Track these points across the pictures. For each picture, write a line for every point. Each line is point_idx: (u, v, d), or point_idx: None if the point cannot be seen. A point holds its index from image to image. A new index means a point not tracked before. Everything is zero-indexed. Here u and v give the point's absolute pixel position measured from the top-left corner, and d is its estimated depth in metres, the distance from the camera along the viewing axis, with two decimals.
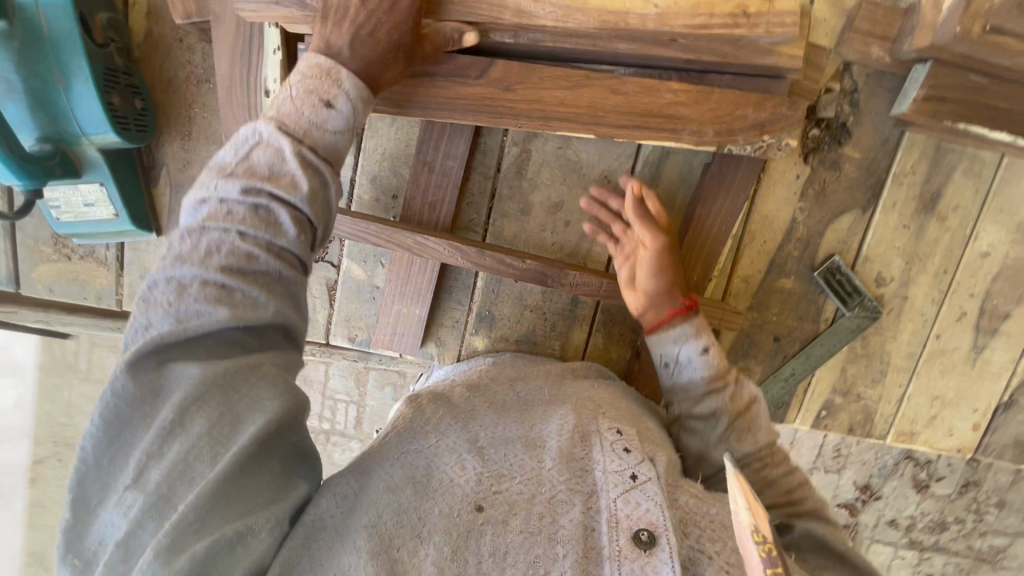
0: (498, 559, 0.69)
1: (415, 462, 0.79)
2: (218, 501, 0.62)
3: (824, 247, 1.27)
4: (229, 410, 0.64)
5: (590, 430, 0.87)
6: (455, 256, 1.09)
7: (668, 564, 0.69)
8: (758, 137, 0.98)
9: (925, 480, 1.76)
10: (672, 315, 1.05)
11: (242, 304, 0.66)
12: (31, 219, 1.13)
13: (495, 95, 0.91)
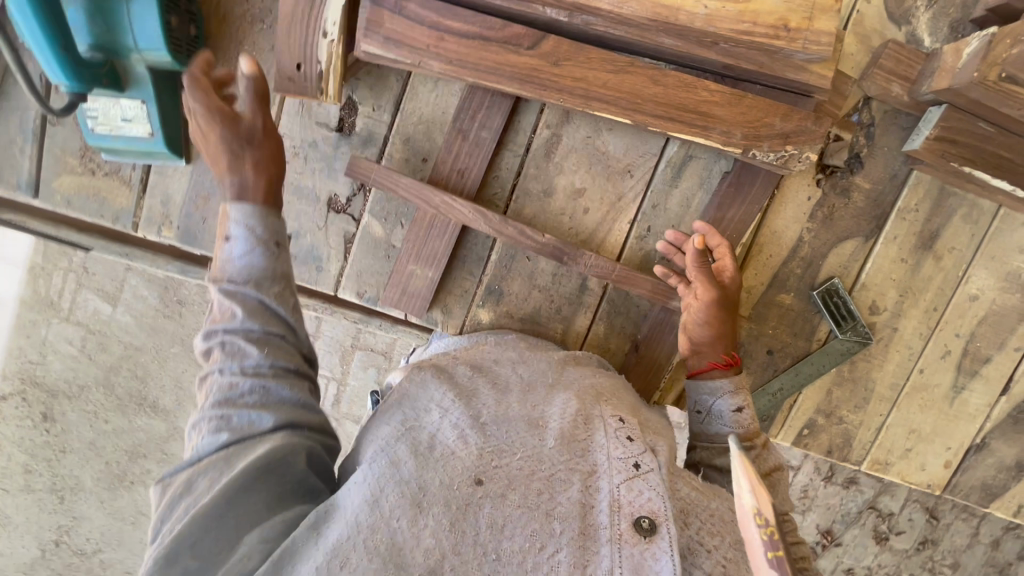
0: (496, 530, 0.73)
1: (418, 435, 0.83)
2: (217, 522, 0.75)
3: (825, 269, 1.32)
4: (228, 454, 0.81)
5: (592, 414, 0.93)
6: (478, 220, 1.15)
7: (668, 552, 0.72)
8: (782, 147, 1.03)
9: (885, 532, 1.91)
10: (711, 368, 1.14)
11: (242, 429, 0.82)
12: (64, 128, 1.14)
13: (543, 68, 0.95)
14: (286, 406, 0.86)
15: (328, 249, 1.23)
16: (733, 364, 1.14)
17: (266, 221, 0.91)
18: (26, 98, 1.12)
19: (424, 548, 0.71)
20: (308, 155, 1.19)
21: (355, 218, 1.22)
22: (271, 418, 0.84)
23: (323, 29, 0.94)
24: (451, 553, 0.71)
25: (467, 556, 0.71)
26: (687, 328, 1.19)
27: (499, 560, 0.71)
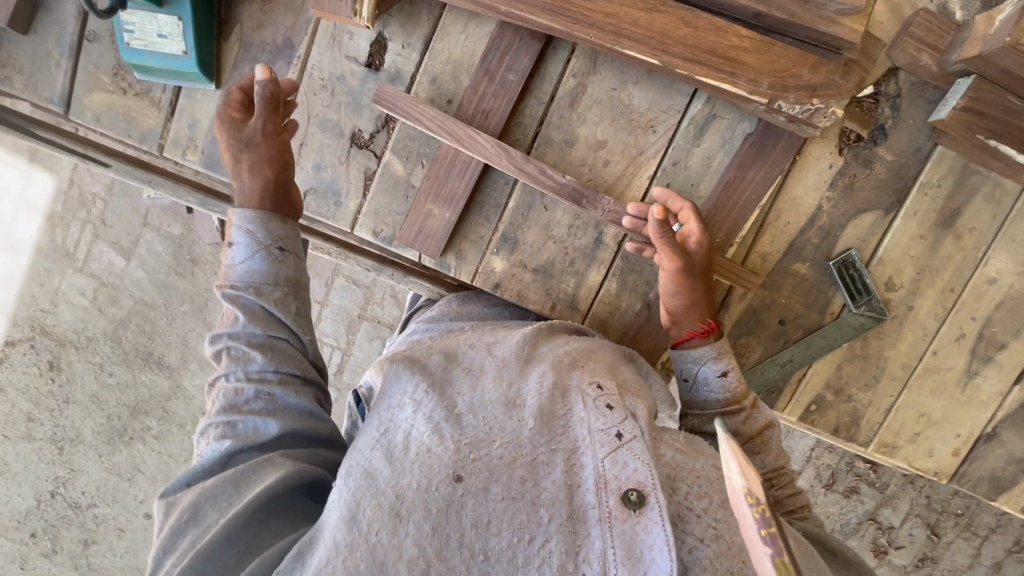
0: (481, 528, 0.77)
1: (393, 432, 0.87)
2: (219, 549, 0.82)
3: (842, 240, 1.31)
4: (234, 482, 0.87)
5: (569, 386, 0.93)
6: (499, 155, 1.16)
7: (659, 522, 0.76)
8: (808, 99, 1.03)
9: (884, 546, 2.10)
10: (690, 337, 1.15)
11: (246, 435, 0.91)
12: (100, 45, 1.16)
13: (576, 1, 0.97)
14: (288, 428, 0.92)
15: (347, 184, 1.24)
16: (711, 330, 1.14)
17: (267, 226, 1.01)
18: (67, 12, 1.14)
19: (411, 555, 0.75)
20: (335, 88, 1.20)
21: (376, 154, 1.23)
22: (273, 428, 0.91)
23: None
24: (438, 556, 0.75)
25: (452, 558, 0.75)
26: (665, 300, 1.20)
27: (486, 559, 0.75)
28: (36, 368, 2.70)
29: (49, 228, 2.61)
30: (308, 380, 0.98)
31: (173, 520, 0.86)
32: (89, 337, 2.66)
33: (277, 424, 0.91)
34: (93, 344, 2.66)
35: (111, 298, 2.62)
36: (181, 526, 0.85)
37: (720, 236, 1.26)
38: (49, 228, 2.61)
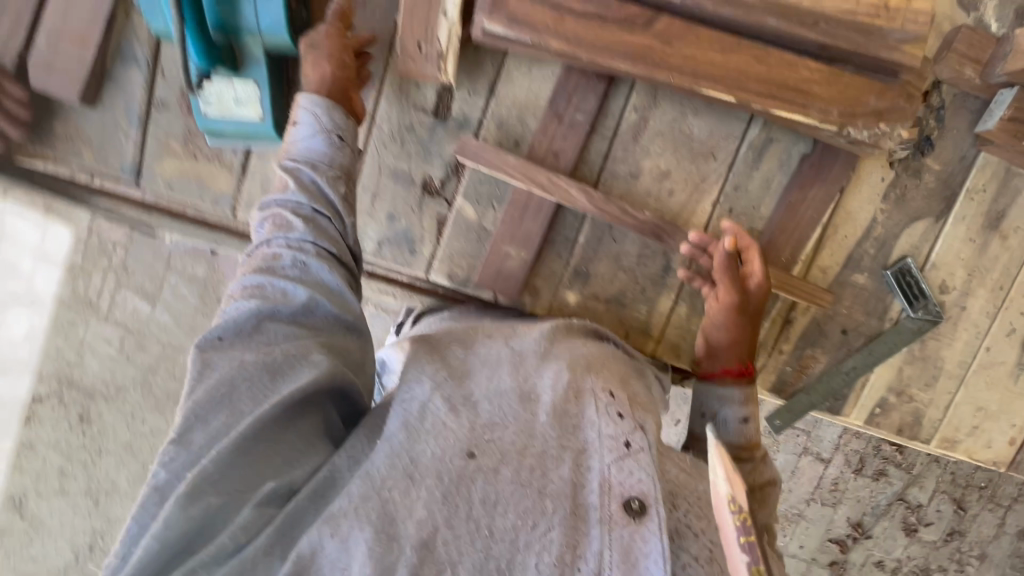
0: (489, 506, 0.79)
1: (408, 401, 0.89)
2: (240, 457, 0.79)
3: (898, 249, 1.36)
4: (266, 374, 0.84)
5: (585, 387, 0.97)
6: (583, 199, 1.19)
7: (657, 535, 0.74)
8: (876, 124, 1.07)
9: (914, 524, 2.13)
10: (724, 374, 1.20)
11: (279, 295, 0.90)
12: (169, 113, 1.15)
13: (656, 47, 0.98)
14: (319, 321, 0.93)
15: (422, 232, 1.26)
16: (747, 373, 1.21)
17: (332, 112, 1.01)
18: (135, 82, 1.13)
19: (416, 519, 0.77)
20: (405, 138, 1.21)
21: (447, 200, 1.25)
22: (315, 304, 0.91)
23: (442, 9, 0.96)
24: (441, 528, 0.77)
25: (458, 530, 0.77)
26: (709, 331, 1.24)
27: (492, 537, 0.77)
28: (49, 434, 2.33)
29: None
30: (343, 263, 0.98)
31: (199, 394, 0.80)
32: (119, 387, 2.25)
33: (315, 302, 0.90)
34: (122, 394, 2.25)
35: (139, 344, 2.22)
36: (206, 397, 0.80)
37: (785, 255, 1.30)
38: (69, 281, 2.20)
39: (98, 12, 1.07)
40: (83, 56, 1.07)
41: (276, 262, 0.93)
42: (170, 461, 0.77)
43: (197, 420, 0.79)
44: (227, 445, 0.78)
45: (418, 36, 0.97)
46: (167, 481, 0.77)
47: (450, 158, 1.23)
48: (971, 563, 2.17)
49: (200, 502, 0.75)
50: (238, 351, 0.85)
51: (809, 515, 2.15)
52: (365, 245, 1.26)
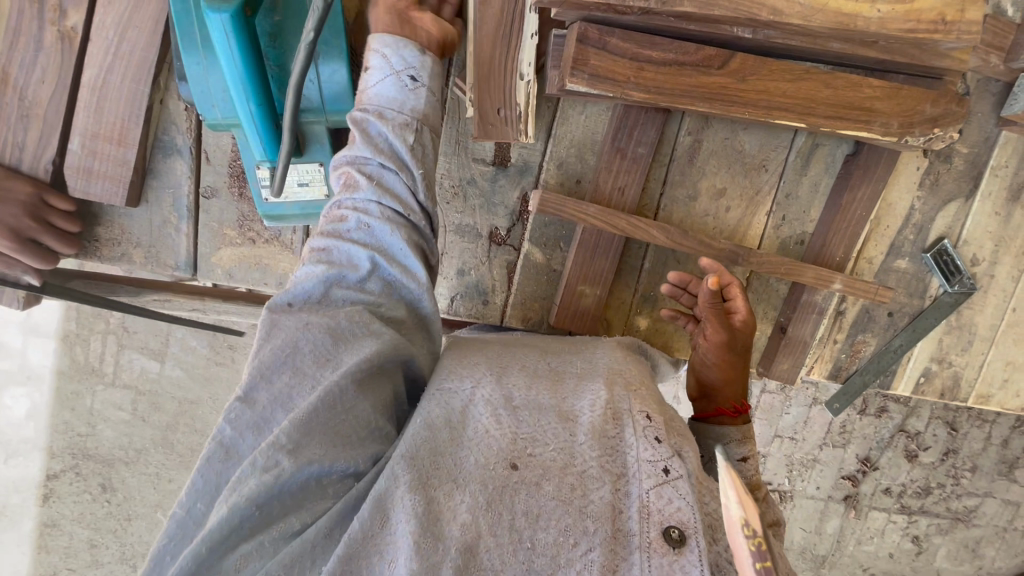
0: (531, 519, 0.71)
1: (452, 403, 0.84)
2: (314, 431, 0.71)
3: (934, 231, 1.44)
4: (343, 339, 0.79)
5: (622, 410, 0.86)
6: (662, 235, 1.17)
7: (699, 566, 0.66)
8: (931, 130, 1.11)
9: (914, 450, 2.12)
10: (719, 414, 1.13)
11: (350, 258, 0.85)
12: (219, 200, 1.10)
13: (731, 85, 0.99)
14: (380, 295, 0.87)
15: (493, 282, 1.25)
16: (741, 413, 1.14)
17: (402, 52, 0.94)
18: (180, 172, 1.08)
19: (460, 523, 0.69)
20: (468, 192, 1.20)
21: (514, 246, 1.24)
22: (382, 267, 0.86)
23: (518, 72, 1.01)
24: (485, 535, 0.69)
25: (500, 539, 0.69)
26: (698, 369, 1.19)
27: (532, 549, 0.69)
28: (86, 495, 2.18)
29: (66, 349, 2.07)
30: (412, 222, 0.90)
31: (266, 353, 0.75)
32: (138, 450, 2.14)
33: (379, 266, 0.85)
34: (143, 456, 2.14)
35: (152, 404, 2.11)
36: (276, 358, 0.76)
37: (839, 255, 1.31)
38: (66, 347, 2.07)
39: (134, 108, 1.00)
40: (123, 155, 1.01)
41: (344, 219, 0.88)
42: (238, 420, 0.71)
43: (266, 379, 0.74)
44: (297, 416, 0.71)
45: (498, 103, 1.02)
46: (239, 443, 0.71)
47: (514, 205, 1.21)
48: (964, 477, 2.16)
49: (269, 474, 0.66)
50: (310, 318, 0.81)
51: (823, 459, 2.15)
52: (437, 302, 1.26)
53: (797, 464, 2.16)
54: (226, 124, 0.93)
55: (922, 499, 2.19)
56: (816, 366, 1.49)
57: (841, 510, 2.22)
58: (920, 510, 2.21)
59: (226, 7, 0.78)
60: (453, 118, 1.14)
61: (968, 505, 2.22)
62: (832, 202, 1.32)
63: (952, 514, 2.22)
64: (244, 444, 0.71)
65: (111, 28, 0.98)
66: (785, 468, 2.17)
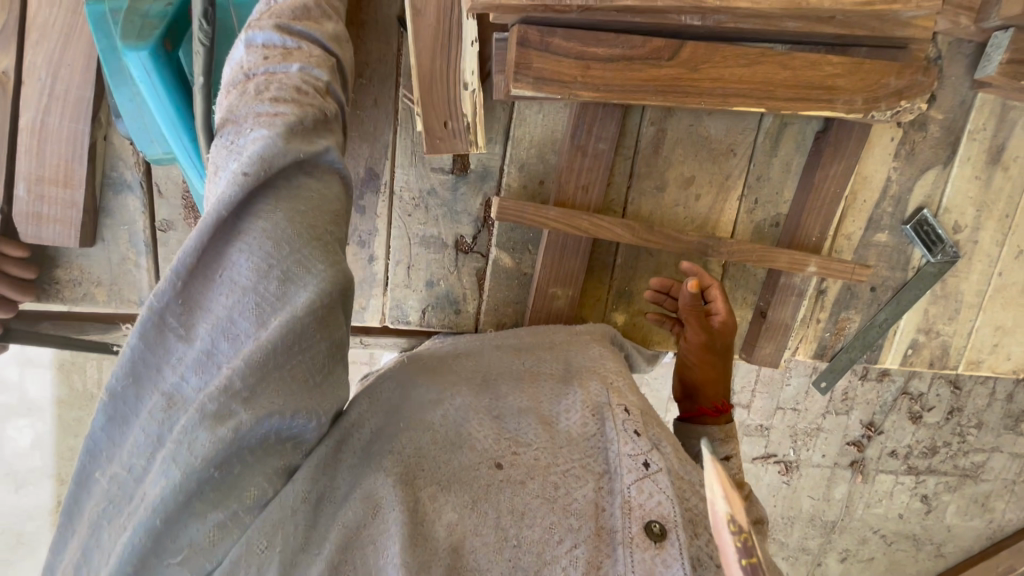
0: (516, 516, 0.70)
1: (422, 416, 0.81)
2: (270, 375, 0.61)
3: (913, 201, 1.41)
4: (291, 255, 0.63)
5: (601, 403, 0.87)
6: (629, 233, 1.16)
7: (680, 559, 0.67)
8: (897, 104, 1.07)
9: (919, 411, 2.07)
10: (701, 414, 1.12)
11: (294, 136, 0.68)
12: (176, 232, 1.10)
13: (684, 75, 0.96)
14: (316, 194, 0.69)
15: (463, 289, 1.23)
16: (723, 412, 1.11)
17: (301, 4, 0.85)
18: (132, 208, 1.08)
19: (446, 522, 0.69)
20: (428, 203, 1.17)
21: (483, 253, 1.22)
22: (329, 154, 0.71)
23: (463, 82, 0.99)
24: (470, 534, 0.69)
25: (486, 538, 0.69)
26: (681, 371, 1.20)
27: (518, 548, 0.68)
28: None
29: (64, 378, 2.08)
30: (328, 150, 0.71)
31: (200, 281, 0.62)
32: None
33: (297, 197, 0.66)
34: None
35: None
36: (209, 282, 0.63)
37: (815, 234, 1.29)
38: (64, 376, 2.07)
39: (76, 146, 1.01)
40: (71, 197, 1.02)
41: (299, 96, 0.73)
42: (184, 363, 0.61)
43: (207, 310, 0.61)
44: (250, 356, 0.59)
45: (443, 116, 1.00)
46: (177, 385, 0.61)
47: (477, 211, 1.19)
48: (972, 433, 2.14)
49: (221, 431, 0.58)
50: (237, 233, 0.63)
51: (826, 428, 2.12)
52: (409, 315, 1.23)
53: (801, 433, 2.13)
54: (166, 158, 0.99)
55: (929, 459, 2.18)
56: (800, 347, 1.48)
57: (847, 476, 2.21)
58: (927, 471, 2.20)
59: (142, 45, 0.84)
60: (407, 128, 1.11)
61: (977, 462, 2.21)
62: (805, 181, 1.28)
63: (960, 471, 2.21)
64: (180, 384, 0.61)
65: (42, 68, 0.99)
66: (790, 438, 2.15)
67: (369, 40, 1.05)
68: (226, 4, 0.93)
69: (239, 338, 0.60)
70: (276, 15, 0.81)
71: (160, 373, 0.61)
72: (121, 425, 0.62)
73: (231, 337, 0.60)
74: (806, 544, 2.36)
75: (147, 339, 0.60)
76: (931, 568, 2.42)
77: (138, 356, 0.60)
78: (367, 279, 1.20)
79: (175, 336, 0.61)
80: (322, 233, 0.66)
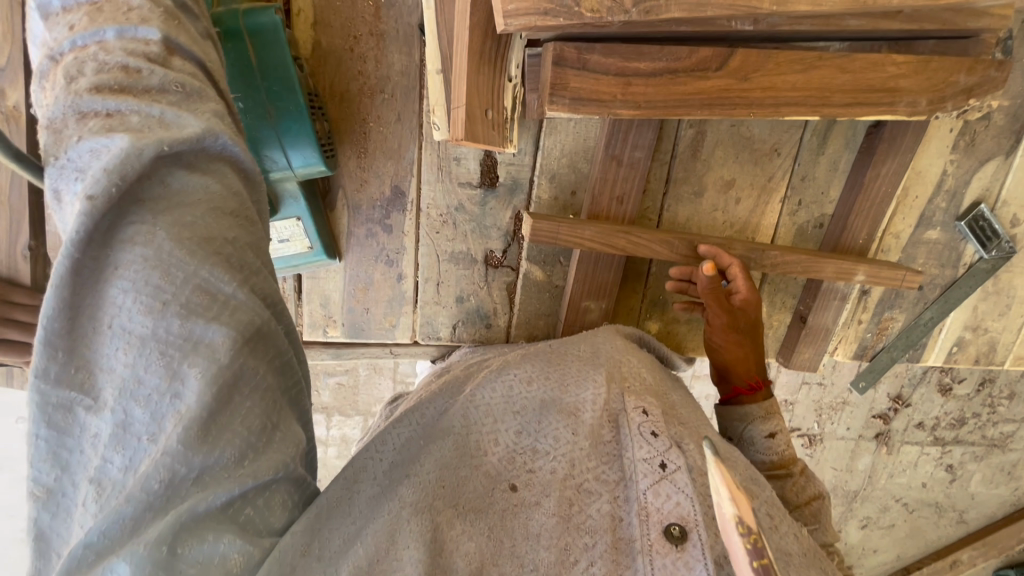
0: (532, 541, 0.71)
1: (448, 423, 0.84)
2: (206, 433, 0.52)
3: (969, 196, 1.31)
4: (189, 283, 0.52)
5: (619, 408, 0.87)
6: (664, 248, 1.10)
7: (702, 559, 0.67)
8: (964, 103, 0.98)
9: (949, 383, 1.99)
10: (736, 395, 1.10)
11: (144, 133, 0.52)
12: None
13: (733, 86, 0.88)
14: (203, 192, 0.55)
15: (494, 303, 1.21)
16: (759, 388, 1.10)
17: None
18: None
19: (464, 553, 0.69)
20: (456, 219, 1.13)
21: (513, 266, 1.18)
22: (209, 137, 0.56)
23: (507, 74, 0.87)
24: (489, 563, 0.69)
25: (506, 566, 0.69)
26: (710, 355, 1.16)
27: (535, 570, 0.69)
28: None
29: None
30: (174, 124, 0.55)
31: (96, 337, 0.50)
32: None
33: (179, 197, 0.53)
34: None
35: None
36: (98, 337, 0.51)
37: (862, 237, 1.22)
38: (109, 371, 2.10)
39: None
40: None
41: (134, 79, 0.56)
42: (98, 439, 0.51)
43: (105, 371, 0.50)
44: (179, 421, 0.51)
45: (486, 103, 0.85)
46: (103, 467, 0.51)
47: (506, 226, 1.14)
48: (1003, 404, 2.06)
49: (173, 514, 0.51)
50: (117, 270, 0.50)
51: (853, 401, 2.06)
52: (439, 331, 1.21)
53: (825, 408, 2.08)
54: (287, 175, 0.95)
55: (956, 430, 2.11)
56: (839, 348, 1.44)
57: (872, 448, 2.17)
58: (954, 441, 2.14)
59: None
60: (433, 143, 1.06)
61: (1008, 432, 2.14)
62: (853, 181, 1.20)
63: (988, 442, 2.15)
64: (105, 467, 0.51)
65: None
66: (814, 413, 2.10)
67: (389, 51, 0.99)
68: (238, 31, 0.84)
69: (154, 400, 0.50)
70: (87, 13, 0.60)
71: (74, 459, 0.51)
72: (64, 520, 0.52)
73: (144, 400, 0.50)
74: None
75: (56, 423, 0.50)
76: (954, 533, 2.44)
77: (49, 445, 0.50)
78: (396, 297, 1.18)
79: (81, 412, 0.51)
80: (220, 242, 0.54)
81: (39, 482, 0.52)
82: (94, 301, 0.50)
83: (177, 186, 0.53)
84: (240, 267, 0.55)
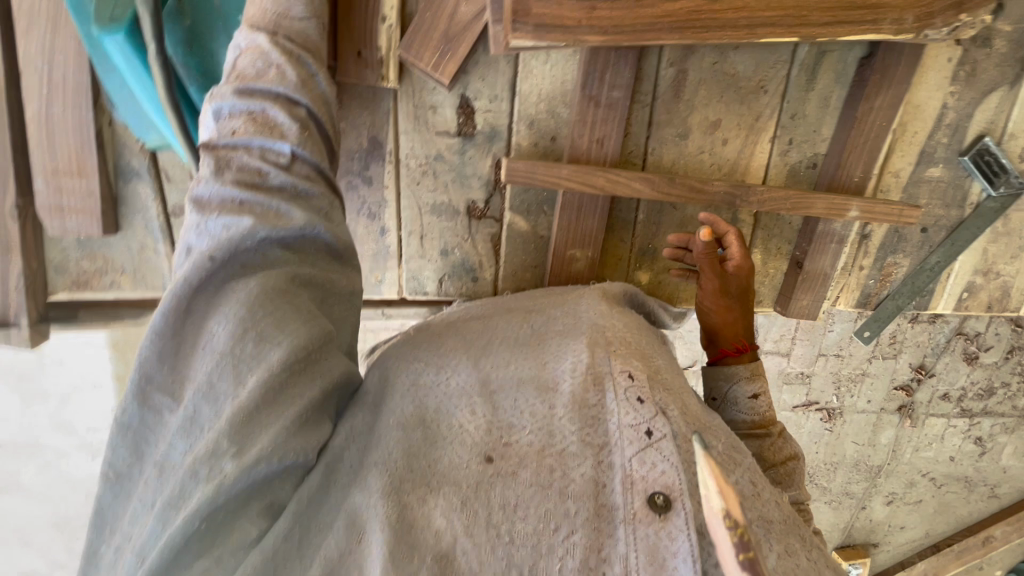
0: (509, 511, 0.63)
1: (414, 410, 0.72)
2: (254, 423, 0.59)
3: (973, 129, 1.26)
4: (264, 319, 0.62)
5: (601, 371, 0.77)
6: (647, 187, 1.09)
7: (685, 531, 0.60)
8: (955, 18, 0.94)
9: (976, 351, 1.86)
10: (723, 356, 1.07)
11: (270, 217, 0.68)
12: None
13: (702, 7, 0.89)
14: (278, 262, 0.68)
15: (478, 254, 1.20)
16: (746, 350, 1.06)
17: (278, 44, 0.80)
18: (145, 196, 1.11)
19: (435, 529, 0.62)
20: (437, 169, 1.13)
21: (496, 218, 1.18)
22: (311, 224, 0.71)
23: (380, 16, 1.00)
24: (461, 535, 0.61)
25: (477, 538, 0.61)
26: (699, 318, 1.12)
27: (511, 543, 0.61)
28: None
29: (121, 357, 1.82)
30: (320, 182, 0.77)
31: (189, 356, 0.62)
32: None
33: (280, 230, 0.68)
34: None
35: None
36: (189, 352, 0.63)
37: (858, 174, 1.17)
38: (120, 356, 1.82)
39: (84, 136, 1.02)
40: (88, 186, 1.04)
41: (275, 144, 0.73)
42: (172, 433, 0.60)
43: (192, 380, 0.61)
44: (231, 409, 0.59)
45: (357, 45, 1.00)
46: (168, 454, 0.60)
47: (487, 174, 1.14)
48: None
49: (212, 485, 0.56)
50: (215, 309, 0.63)
51: (872, 371, 1.90)
52: (425, 286, 1.21)
53: (845, 379, 1.92)
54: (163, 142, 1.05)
55: (985, 400, 1.98)
56: (841, 297, 1.40)
57: (896, 421, 2.01)
58: (983, 413, 2.00)
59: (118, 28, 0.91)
60: (407, 90, 1.07)
61: None
62: (846, 116, 1.16)
63: (1020, 411, 2.01)
64: (170, 451, 0.59)
65: (38, 57, 0.99)
66: (833, 386, 1.94)
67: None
68: None
69: (220, 400, 0.60)
70: (239, 77, 0.77)
71: (162, 449, 0.60)
72: (123, 498, 0.62)
73: (212, 399, 0.59)
74: (851, 489, 2.19)
75: (146, 420, 0.61)
76: (985, 510, 2.26)
77: (134, 436, 0.61)
78: (381, 251, 1.18)
79: (168, 413, 0.61)
80: (293, 296, 0.66)
81: (116, 467, 0.61)
82: (192, 337, 0.63)
83: (271, 257, 0.67)
84: (303, 314, 0.65)
